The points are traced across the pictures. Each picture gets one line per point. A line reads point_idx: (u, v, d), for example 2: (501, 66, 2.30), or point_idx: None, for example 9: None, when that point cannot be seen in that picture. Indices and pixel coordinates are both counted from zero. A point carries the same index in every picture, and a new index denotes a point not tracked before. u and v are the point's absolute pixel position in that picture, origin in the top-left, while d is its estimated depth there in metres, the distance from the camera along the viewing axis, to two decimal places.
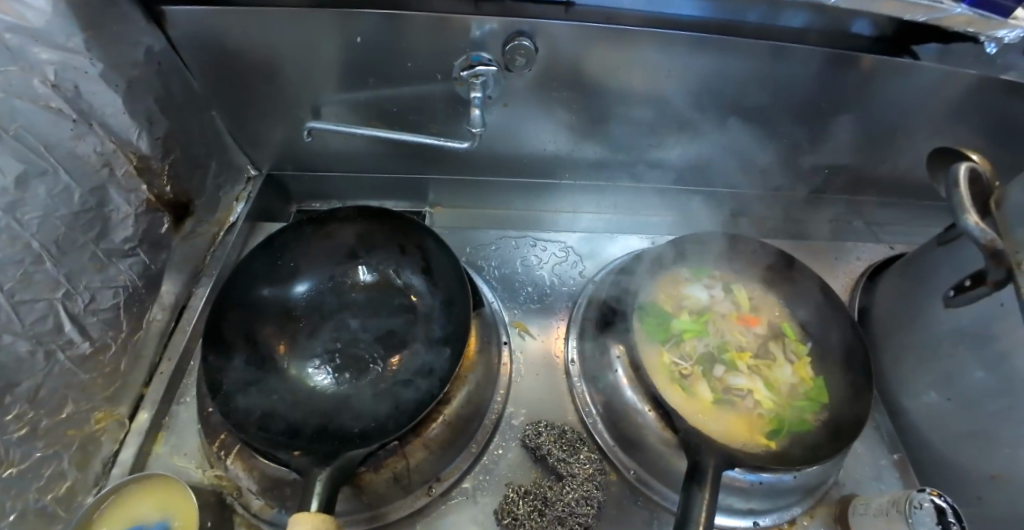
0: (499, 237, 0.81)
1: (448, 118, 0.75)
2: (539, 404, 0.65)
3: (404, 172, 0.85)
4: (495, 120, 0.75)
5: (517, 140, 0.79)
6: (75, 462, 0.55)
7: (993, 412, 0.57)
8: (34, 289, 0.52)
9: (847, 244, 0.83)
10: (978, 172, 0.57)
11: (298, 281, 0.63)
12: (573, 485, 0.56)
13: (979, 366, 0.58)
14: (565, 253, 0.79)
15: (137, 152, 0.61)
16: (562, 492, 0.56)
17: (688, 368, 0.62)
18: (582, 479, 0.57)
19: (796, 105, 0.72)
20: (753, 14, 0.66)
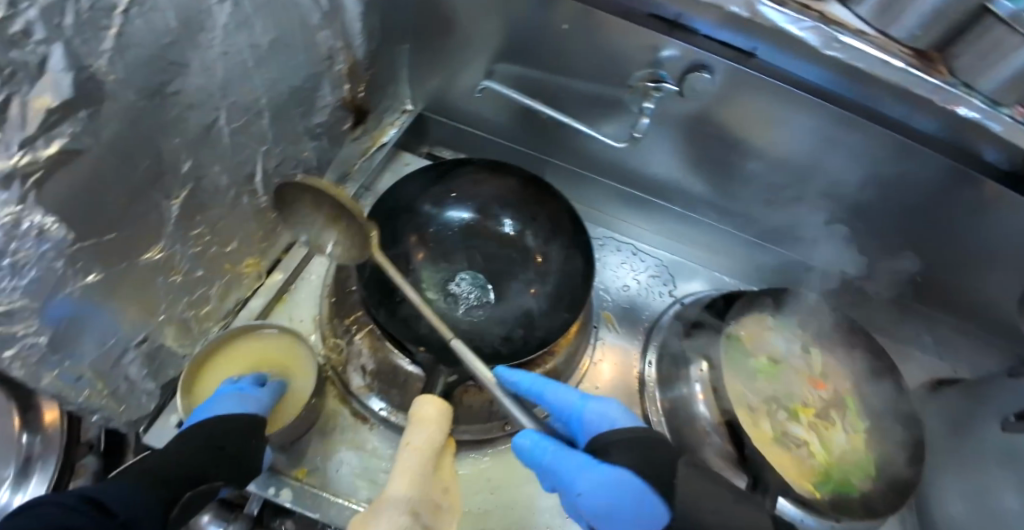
0: (606, 236, 0.91)
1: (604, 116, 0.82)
2: (611, 390, 0.71)
3: (537, 151, 0.92)
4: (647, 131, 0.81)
5: (649, 158, 0.85)
6: (219, 292, 0.61)
7: None
8: (248, 136, 0.58)
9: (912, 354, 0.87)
10: None
11: (453, 209, 0.69)
12: None
13: (1017, 492, 0.62)
14: (658, 270, 0.88)
15: (354, 56, 0.68)
16: None
17: (756, 403, 0.67)
18: None
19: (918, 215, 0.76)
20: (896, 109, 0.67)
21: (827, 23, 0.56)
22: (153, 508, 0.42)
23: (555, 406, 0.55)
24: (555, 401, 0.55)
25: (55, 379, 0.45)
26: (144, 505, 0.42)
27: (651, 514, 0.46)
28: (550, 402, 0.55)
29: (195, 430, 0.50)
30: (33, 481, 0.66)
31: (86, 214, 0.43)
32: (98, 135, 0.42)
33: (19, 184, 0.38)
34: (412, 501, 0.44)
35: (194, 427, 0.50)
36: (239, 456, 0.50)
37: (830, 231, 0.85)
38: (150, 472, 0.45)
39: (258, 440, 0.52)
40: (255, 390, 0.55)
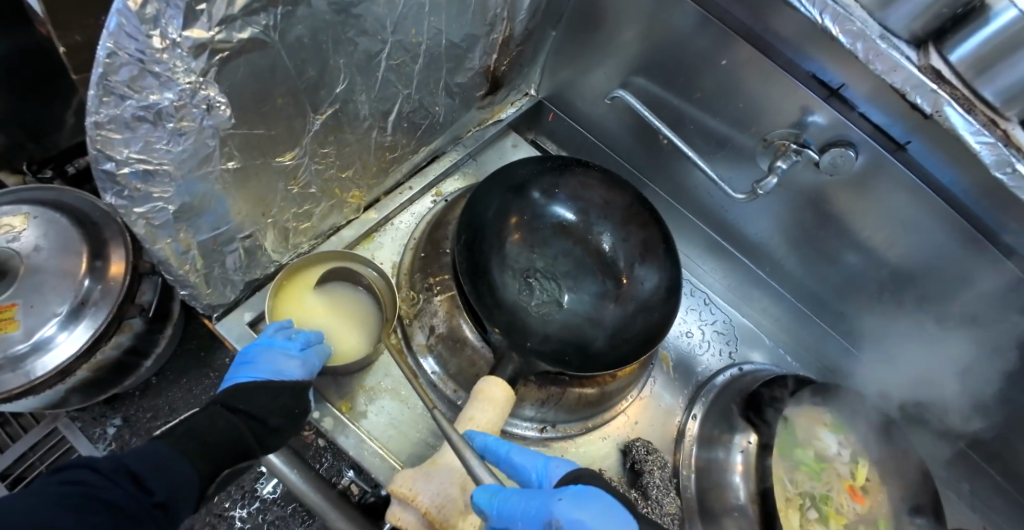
0: (685, 278, 0.91)
1: (726, 163, 0.80)
2: (649, 431, 0.72)
3: (641, 173, 0.91)
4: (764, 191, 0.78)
5: (753, 218, 0.82)
6: (321, 213, 0.62)
7: None
8: (399, 75, 0.58)
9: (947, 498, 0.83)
10: None
11: (561, 206, 0.69)
12: (655, 512, 0.61)
13: None
14: (725, 330, 0.87)
15: (512, 29, 0.68)
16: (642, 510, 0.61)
17: (790, 494, 0.68)
18: (665, 513, 0.62)
19: (1011, 374, 0.70)
20: None
21: (1007, 146, 0.54)
22: (192, 480, 0.45)
23: (519, 469, 0.49)
24: (518, 466, 0.49)
25: (167, 247, 0.47)
26: (184, 481, 0.44)
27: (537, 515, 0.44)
28: (511, 465, 0.49)
29: (242, 398, 0.53)
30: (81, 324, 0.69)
31: (249, 104, 0.45)
32: (283, 33, 0.43)
33: (207, 56, 0.39)
34: (464, 475, 0.50)
35: (242, 392, 0.54)
36: (279, 428, 0.53)
37: (909, 355, 0.80)
38: (189, 440, 0.48)
39: (300, 409, 0.55)
40: (303, 352, 0.55)
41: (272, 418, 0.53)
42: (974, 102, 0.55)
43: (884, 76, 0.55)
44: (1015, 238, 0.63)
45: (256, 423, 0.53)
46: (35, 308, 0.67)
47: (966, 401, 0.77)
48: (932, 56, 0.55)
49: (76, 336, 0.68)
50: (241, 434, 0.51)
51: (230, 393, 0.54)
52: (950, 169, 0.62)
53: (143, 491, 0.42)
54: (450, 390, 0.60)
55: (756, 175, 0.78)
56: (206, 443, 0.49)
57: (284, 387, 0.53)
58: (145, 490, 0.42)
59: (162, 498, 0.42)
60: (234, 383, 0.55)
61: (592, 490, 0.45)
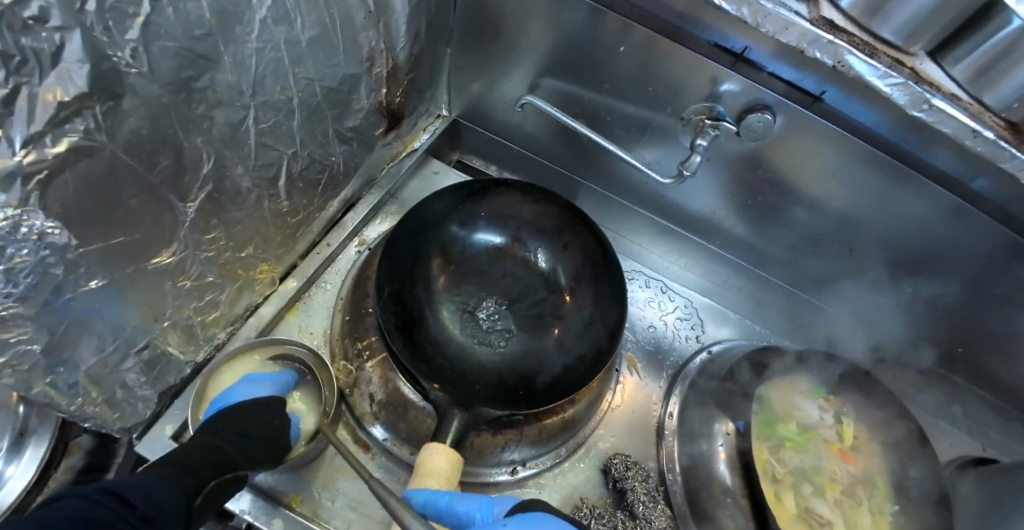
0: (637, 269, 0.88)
1: (651, 147, 0.77)
2: (628, 439, 0.68)
3: (571, 170, 0.88)
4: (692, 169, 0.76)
5: (689, 195, 0.80)
6: (229, 298, 0.58)
7: None
8: (276, 136, 0.54)
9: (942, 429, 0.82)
10: None
11: (481, 231, 0.65)
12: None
13: None
14: (689, 312, 0.84)
15: (395, 59, 0.64)
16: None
17: (781, 474, 0.65)
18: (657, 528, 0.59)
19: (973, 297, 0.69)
20: (978, 181, 0.61)
21: (919, 82, 0.52)
22: (179, 496, 0.41)
23: (463, 518, 0.46)
24: (462, 513, 0.46)
25: (49, 387, 0.43)
26: (173, 497, 0.40)
27: None
28: (454, 514, 0.46)
29: (218, 421, 0.50)
30: (26, 455, 0.58)
31: (95, 215, 0.40)
32: (114, 132, 0.39)
33: (21, 185, 0.35)
34: None
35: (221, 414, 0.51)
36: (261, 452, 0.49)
37: (874, 299, 0.79)
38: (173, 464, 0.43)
39: (280, 421, 0.52)
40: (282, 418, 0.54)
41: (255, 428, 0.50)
42: (875, 45, 0.53)
43: (778, 37, 0.52)
44: (946, 165, 0.61)
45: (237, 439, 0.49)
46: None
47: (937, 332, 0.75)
48: (823, 6, 0.52)
49: (23, 470, 0.57)
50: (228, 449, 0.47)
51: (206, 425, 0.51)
52: (869, 111, 0.60)
53: (126, 506, 0.37)
54: (406, 454, 0.56)
55: (682, 154, 0.76)
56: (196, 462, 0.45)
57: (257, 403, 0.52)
58: (129, 506, 0.37)
59: (148, 511, 0.38)
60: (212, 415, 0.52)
61: (537, 518, 0.44)
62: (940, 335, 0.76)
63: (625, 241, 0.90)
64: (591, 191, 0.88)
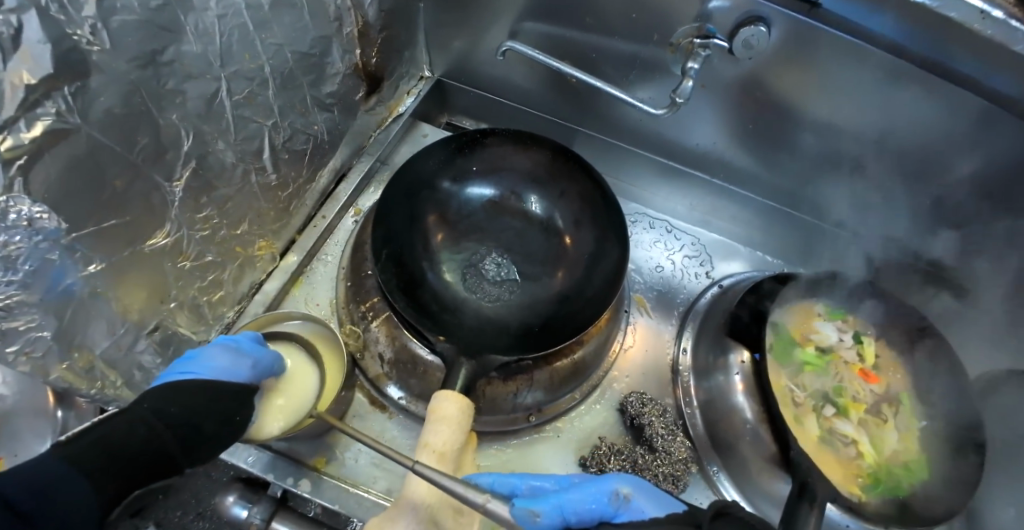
0: (638, 212, 0.86)
1: (642, 84, 0.74)
2: (643, 378, 0.67)
3: (563, 118, 0.86)
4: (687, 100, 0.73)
5: (687, 128, 0.77)
6: (232, 276, 0.59)
7: None
8: (254, 108, 0.53)
9: None
10: None
11: (474, 185, 0.66)
12: (664, 461, 0.59)
13: None
14: (696, 250, 0.82)
15: (365, 17, 0.62)
16: (652, 463, 0.59)
17: (801, 398, 0.63)
18: (675, 459, 0.59)
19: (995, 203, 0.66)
20: (992, 76, 0.58)
21: None
22: (90, 505, 0.38)
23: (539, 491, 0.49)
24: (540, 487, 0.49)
25: (66, 371, 0.45)
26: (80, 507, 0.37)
27: (595, 496, 0.45)
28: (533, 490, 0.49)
29: (176, 396, 0.47)
30: None
31: (81, 200, 0.41)
32: (87, 112, 0.39)
33: (4, 171, 0.35)
34: (428, 510, 0.46)
35: (181, 389, 0.47)
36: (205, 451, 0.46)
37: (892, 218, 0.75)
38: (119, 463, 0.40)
39: (239, 418, 0.49)
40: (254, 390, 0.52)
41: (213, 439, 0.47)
42: None
43: None
44: (958, 60, 0.58)
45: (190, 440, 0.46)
46: (19, 456, 0.59)
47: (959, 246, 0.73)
48: None
49: None
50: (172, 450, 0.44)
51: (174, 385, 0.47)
52: (876, 12, 0.58)
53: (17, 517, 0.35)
54: (422, 409, 0.57)
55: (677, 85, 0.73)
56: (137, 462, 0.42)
57: (229, 390, 0.48)
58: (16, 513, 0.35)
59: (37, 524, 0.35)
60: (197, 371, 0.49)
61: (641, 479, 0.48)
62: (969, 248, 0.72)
63: (626, 186, 0.88)
64: (588, 136, 0.86)
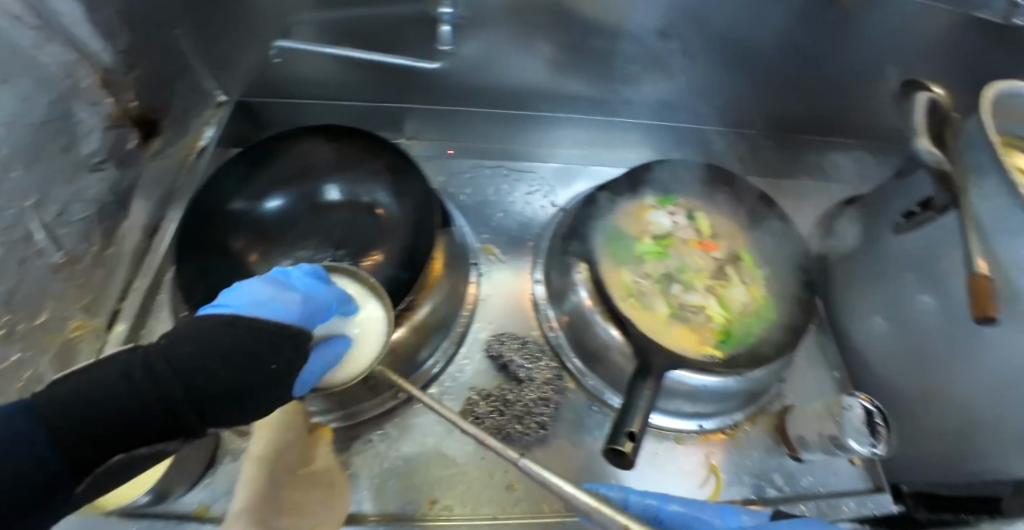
0: (473, 166, 0.85)
1: (431, 40, 0.75)
2: (505, 320, 0.69)
3: (378, 99, 0.85)
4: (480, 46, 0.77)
5: (494, 71, 0.80)
6: (53, 365, 0.57)
7: (938, 340, 0.61)
8: (4, 196, 0.50)
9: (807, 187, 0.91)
10: (938, 104, 0.63)
11: (270, 197, 0.64)
12: (531, 387, 0.62)
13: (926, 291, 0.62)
14: (538, 182, 0.84)
15: (101, 63, 0.59)
16: (522, 393, 0.62)
17: (646, 285, 0.65)
18: (540, 383, 0.63)
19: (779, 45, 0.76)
20: None
21: None
22: None
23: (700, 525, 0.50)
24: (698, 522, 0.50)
25: None
26: None
27: None
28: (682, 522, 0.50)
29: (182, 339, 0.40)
30: None
31: None
32: None
33: None
34: None
35: (205, 322, 0.42)
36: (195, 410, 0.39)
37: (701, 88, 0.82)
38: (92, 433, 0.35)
39: (275, 366, 0.43)
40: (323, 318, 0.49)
41: (226, 404, 0.40)
42: None
43: None
44: None
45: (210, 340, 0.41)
46: None
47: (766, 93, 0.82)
48: None
49: None
50: (174, 384, 0.38)
51: (203, 322, 0.42)
52: None
53: None
54: None
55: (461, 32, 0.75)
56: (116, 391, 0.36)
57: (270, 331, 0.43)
58: None
59: None
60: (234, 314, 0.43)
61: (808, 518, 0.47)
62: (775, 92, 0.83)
63: (455, 141, 0.87)
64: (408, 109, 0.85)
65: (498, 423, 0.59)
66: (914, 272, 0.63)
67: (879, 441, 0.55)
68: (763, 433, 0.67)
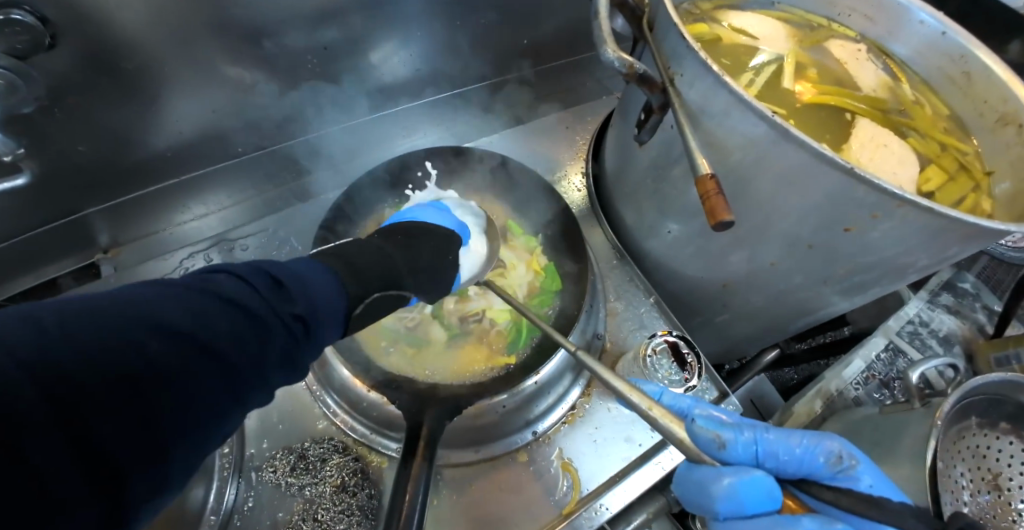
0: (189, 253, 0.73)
1: (52, 129, 0.60)
2: (278, 431, 0.55)
3: (33, 227, 0.67)
4: (128, 110, 0.64)
5: (161, 130, 0.68)
6: None
7: (723, 241, 0.59)
8: None
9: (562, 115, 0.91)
10: None
11: None
12: (326, 503, 0.50)
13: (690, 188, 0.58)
14: (271, 238, 0.75)
15: None
16: (318, 516, 0.50)
17: (416, 317, 0.60)
18: (335, 492, 0.51)
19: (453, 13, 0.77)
20: None
21: None
22: None
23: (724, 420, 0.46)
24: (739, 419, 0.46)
25: None
26: None
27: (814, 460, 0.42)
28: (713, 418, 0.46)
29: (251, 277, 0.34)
30: None
31: None
32: None
33: None
34: None
35: (217, 289, 0.31)
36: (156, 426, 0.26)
37: (410, 54, 0.80)
38: (45, 369, 0.23)
39: (247, 318, 0.31)
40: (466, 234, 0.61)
41: (274, 343, 0.32)
42: None
43: None
44: None
45: (271, 286, 0.34)
46: None
47: (463, 60, 0.85)
48: None
49: None
50: (223, 336, 0.29)
51: (173, 284, 0.30)
52: None
53: None
54: None
55: (73, 106, 0.60)
56: (152, 343, 0.26)
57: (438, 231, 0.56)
58: None
59: None
60: (251, 263, 0.35)
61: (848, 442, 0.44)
62: (472, 53, 0.85)
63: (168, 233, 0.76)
64: (100, 226, 0.71)
65: None
66: (672, 177, 0.59)
67: (690, 372, 0.58)
68: (601, 398, 0.62)
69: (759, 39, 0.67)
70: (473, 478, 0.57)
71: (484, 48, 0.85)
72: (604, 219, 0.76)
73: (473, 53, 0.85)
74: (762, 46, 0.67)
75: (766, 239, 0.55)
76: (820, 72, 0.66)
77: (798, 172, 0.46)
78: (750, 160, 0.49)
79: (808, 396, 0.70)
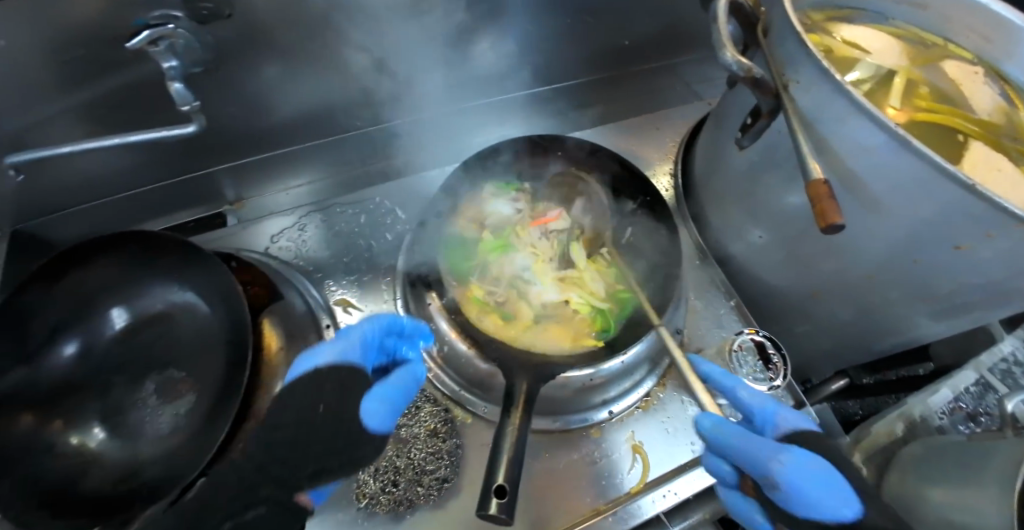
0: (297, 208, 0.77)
1: (206, 90, 0.68)
2: None
3: (168, 176, 0.75)
4: (269, 78, 0.71)
5: (293, 100, 0.75)
6: None
7: (815, 250, 0.60)
8: None
9: (654, 117, 0.93)
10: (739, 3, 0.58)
11: (63, 344, 0.57)
12: (417, 444, 0.56)
13: (791, 193, 0.58)
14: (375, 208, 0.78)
15: None
16: (409, 456, 0.55)
17: (502, 294, 0.65)
18: (427, 436, 0.57)
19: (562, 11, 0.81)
20: None
21: None
22: None
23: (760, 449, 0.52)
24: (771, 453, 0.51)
25: None
26: None
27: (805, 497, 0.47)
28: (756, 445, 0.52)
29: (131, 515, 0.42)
30: None
31: None
32: None
33: None
34: None
35: None
36: None
37: (517, 48, 0.84)
38: None
39: None
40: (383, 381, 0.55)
41: None
42: None
43: None
44: None
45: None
46: None
47: (565, 57, 0.89)
48: None
49: None
50: None
51: None
52: None
53: None
54: None
55: (227, 69, 0.67)
56: None
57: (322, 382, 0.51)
58: None
59: None
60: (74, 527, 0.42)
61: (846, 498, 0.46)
62: (574, 51, 0.88)
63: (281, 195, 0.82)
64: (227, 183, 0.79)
65: (391, 500, 0.53)
66: (770, 180, 0.60)
67: None
68: (676, 390, 0.64)
69: (871, 52, 0.67)
70: (546, 447, 0.60)
71: (586, 47, 0.89)
72: (690, 221, 0.78)
73: (576, 50, 0.88)
74: (871, 59, 0.67)
75: (865, 250, 0.55)
76: (931, 91, 0.65)
77: (912, 183, 0.47)
78: (864, 168, 0.50)
79: (889, 418, 0.71)
